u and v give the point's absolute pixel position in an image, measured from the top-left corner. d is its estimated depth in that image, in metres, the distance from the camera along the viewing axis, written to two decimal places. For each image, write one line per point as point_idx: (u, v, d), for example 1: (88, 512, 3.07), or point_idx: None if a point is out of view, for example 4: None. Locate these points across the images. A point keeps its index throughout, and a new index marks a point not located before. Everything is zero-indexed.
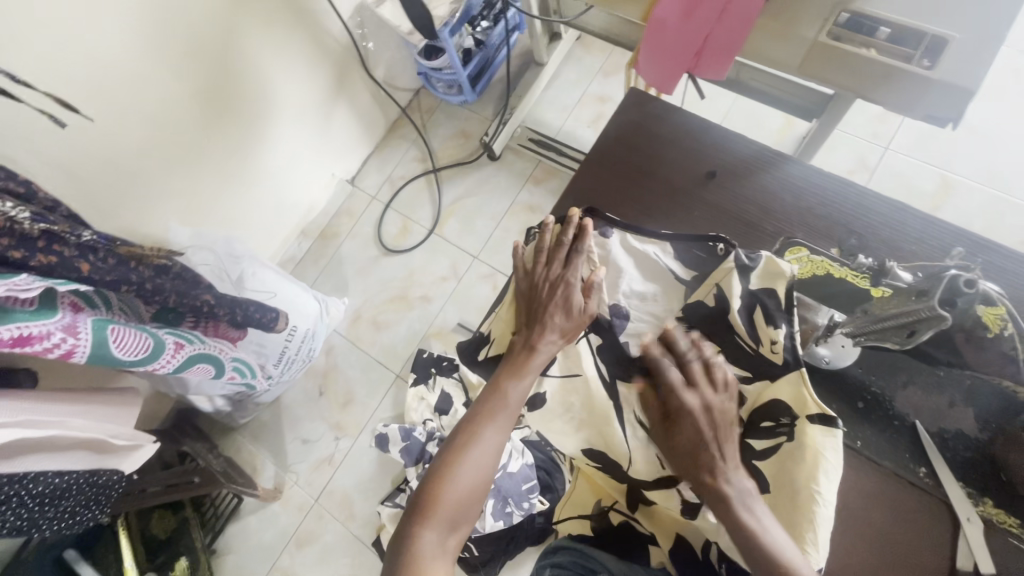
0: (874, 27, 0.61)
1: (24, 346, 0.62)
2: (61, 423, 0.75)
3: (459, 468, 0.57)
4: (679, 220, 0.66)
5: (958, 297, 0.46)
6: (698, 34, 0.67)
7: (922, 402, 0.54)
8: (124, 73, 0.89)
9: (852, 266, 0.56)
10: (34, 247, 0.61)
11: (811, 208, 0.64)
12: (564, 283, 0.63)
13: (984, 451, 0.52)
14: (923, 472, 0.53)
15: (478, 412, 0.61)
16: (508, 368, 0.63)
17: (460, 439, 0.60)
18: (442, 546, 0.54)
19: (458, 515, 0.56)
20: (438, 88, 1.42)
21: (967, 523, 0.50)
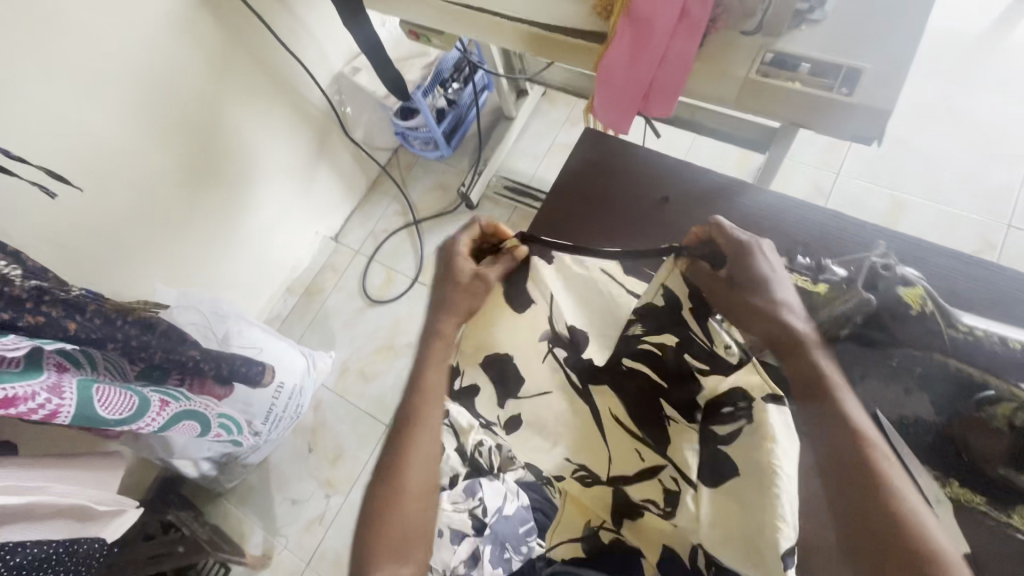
0: (796, 63, 0.69)
1: (8, 407, 0.62)
2: (42, 488, 0.76)
3: (406, 464, 0.59)
4: (640, 241, 0.71)
5: (878, 281, 0.55)
6: (645, 79, 0.74)
7: (880, 391, 0.53)
8: (112, 148, 0.95)
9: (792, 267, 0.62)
10: (23, 308, 0.63)
11: (757, 222, 0.69)
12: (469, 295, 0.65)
13: (946, 433, 0.50)
14: None
15: (412, 407, 0.62)
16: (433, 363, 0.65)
17: (399, 438, 0.61)
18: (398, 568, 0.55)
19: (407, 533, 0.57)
20: (415, 145, 1.50)
21: (938, 505, 0.50)
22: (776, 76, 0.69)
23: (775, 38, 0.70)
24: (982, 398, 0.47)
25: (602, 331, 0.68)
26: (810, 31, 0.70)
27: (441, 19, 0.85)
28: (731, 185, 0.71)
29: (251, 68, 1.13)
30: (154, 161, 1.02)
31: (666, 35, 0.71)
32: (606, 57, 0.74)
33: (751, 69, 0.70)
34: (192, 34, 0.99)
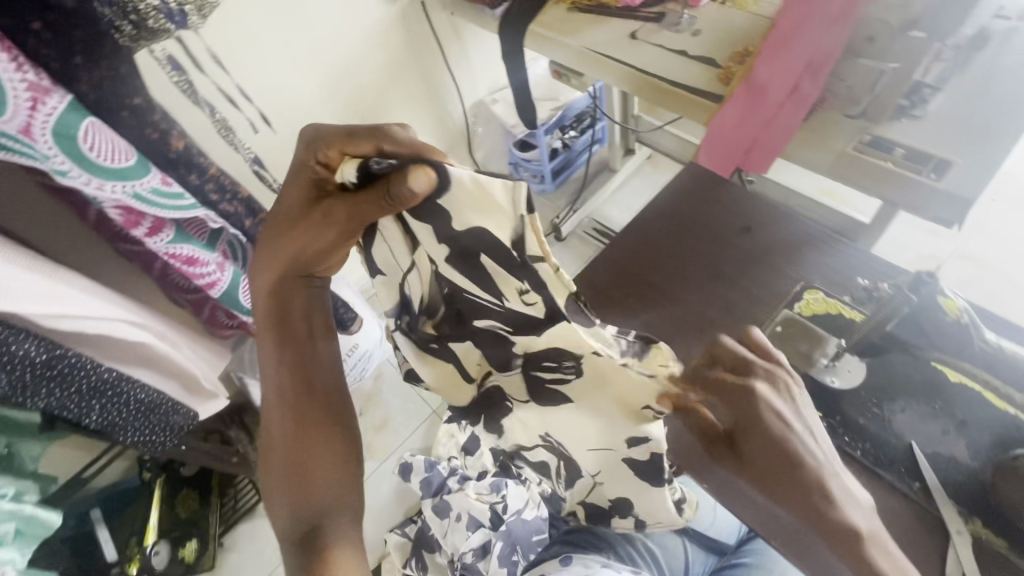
0: (891, 147, 0.77)
1: (190, 266, 0.80)
2: (174, 348, 0.92)
3: (311, 450, 0.54)
4: (707, 264, 0.72)
5: (923, 285, 0.57)
6: (748, 138, 0.85)
7: (919, 425, 0.55)
8: (303, 110, 1.17)
9: (856, 308, 0.63)
10: (225, 195, 0.79)
11: (805, 251, 0.70)
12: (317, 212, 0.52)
13: (978, 477, 0.52)
14: (916, 485, 0.54)
15: (284, 386, 0.56)
16: (279, 286, 0.57)
17: (284, 426, 0.55)
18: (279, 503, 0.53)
19: (275, 465, 0.54)
20: (523, 176, 1.68)
21: (957, 535, 0.51)
22: (870, 154, 0.78)
23: (876, 124, 0.80)
24: None
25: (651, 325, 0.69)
26: (912, 122, 0.78)
27: (587, 61, 1.01)
28: (810, 229, 0.72)
29: (416, 79, 1.36)
30: None
31: (777, 102, 0.82)
32: (720, 113, 0.85)
33: (848, 145, 0.79)
34: (385, 38, 1.23)
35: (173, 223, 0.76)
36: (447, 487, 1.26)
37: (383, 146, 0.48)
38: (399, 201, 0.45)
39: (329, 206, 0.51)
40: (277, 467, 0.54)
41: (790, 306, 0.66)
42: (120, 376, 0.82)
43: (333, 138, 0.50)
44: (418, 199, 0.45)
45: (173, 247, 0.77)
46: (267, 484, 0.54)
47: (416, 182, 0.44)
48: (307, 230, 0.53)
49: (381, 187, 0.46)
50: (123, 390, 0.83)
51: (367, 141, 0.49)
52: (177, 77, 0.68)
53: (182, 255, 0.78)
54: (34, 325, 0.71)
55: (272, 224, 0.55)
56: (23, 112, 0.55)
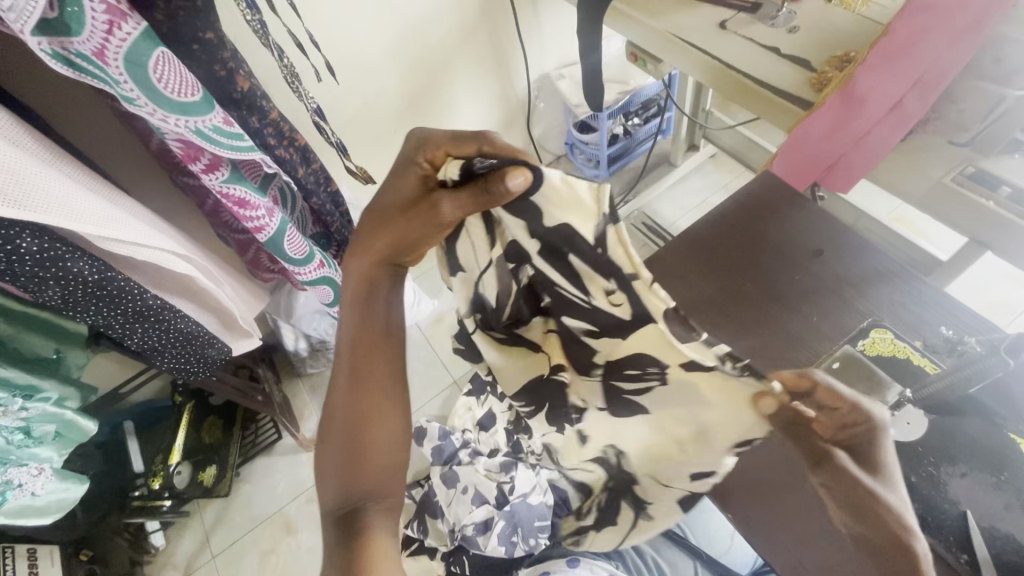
0: (997, 184, 0.72)
1: (240, 208, 0.80)
2: (218, 285, 0.94)
3: (366, 444, 0.56)
4: (770, 285, 0.67)
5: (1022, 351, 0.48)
6: (836, 152, 0.81)
7: (978, 494, 0.51)
8: (369, 63, 1.15)
9: (931, 358, 0.58)
10: (281, 141, 0.81)
11: (878, 287, 0.65)
12: (420, 207, 0.52)
13: None
14: (963, 558, 0.49)
15: (350, 379, 0.58)
16: (369, 288, 0.60)
17: (346, 414, 0.57)
18: (331, 465, 0.56)
19: (336, 423, 0.57)
20: (578, 158, 1.64)
21: None
22: (971, 189, 0.73)
23: (983, 156, 0.73)
24: None
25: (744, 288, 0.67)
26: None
27: (667, 47, 0.95)
28: (888, 263, 0.66)
29: (484, 45, 1.32)
30: (389, 89, 1.22)
31: (872, 120, 0.76)
32: (806, 122, 0.78)
33: (947, 174, 0.75)
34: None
35: (229, 161, 0.76)
36: (457, 458, 1.27)
37: (485, 149, 0.48)
38: (497, 195, 0.45)
39: (429, 200, 0.51)
40: (331, 446, 0.57)
41: (853, 343, 0.61)
42: (165, 304, 0.84)
43: (438, 138, 0.51)
44: (513, 197, 0.45)
45: (226, 187, 0.77)
46: (323, 442, 0.58)
47: (513, 180, 0.43)
48: (407, 222, 0.54)
49: (476, 184, 0.47)
50: (166, 318, 0.85)
51: (471, 143, 0.49)
52: (250, 16, 0.66)
53: (234, 196, 0.78)
54: (88, 244, 0.73)
55: (374, 204, 0.57)
56: (98, 35, 0.54)
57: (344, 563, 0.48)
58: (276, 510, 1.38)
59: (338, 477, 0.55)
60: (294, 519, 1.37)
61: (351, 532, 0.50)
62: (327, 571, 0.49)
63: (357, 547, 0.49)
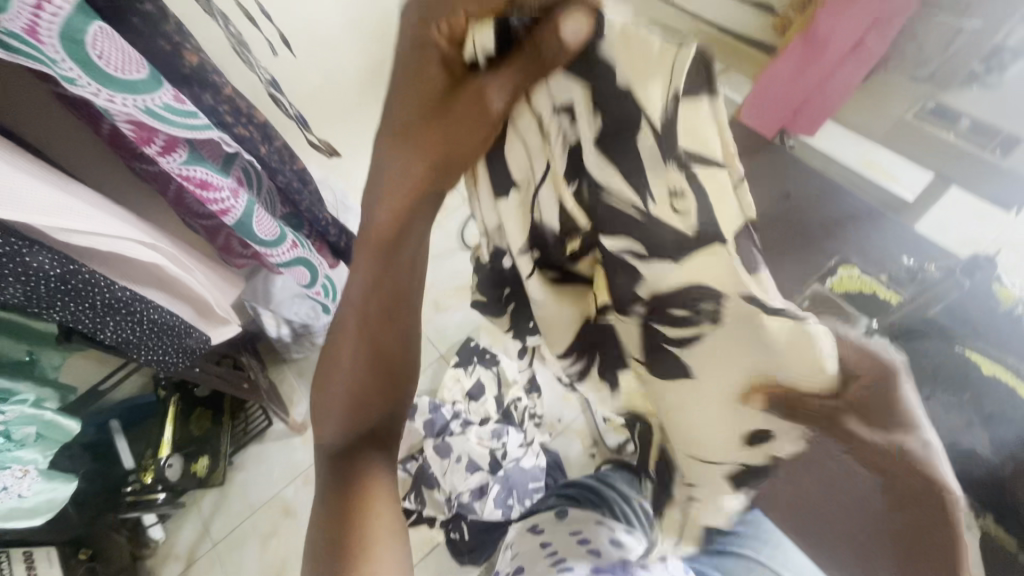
0: (957, 117, 0.74)
1: (203, 190, 0.78)
2: (190, 273, 0.93)
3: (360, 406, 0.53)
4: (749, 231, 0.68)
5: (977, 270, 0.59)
6: (804, 94, 0.83)
7: None
8: (326, 34, 1.11)
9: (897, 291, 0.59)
10: (240, 119, 0.77)
11: (849, 227, 0.67)
12: (454, 112, 0.38)
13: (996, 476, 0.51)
14: None
15: (356, 328, 0.50)
16: (401, 227, 0.45)
17: (350, 361, 0.51)
18: (332, 409, 0.52)
19: (337, 371, 0.52)
20: None
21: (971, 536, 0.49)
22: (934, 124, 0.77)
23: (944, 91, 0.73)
24: None
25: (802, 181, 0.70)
26: None
27: None
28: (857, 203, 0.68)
29: None
30: (351, 61, 1.18)
31: (836, 60, 0.80)
32: (774, 66, 0.79)
33: (910, 110, 0.80)
34: None
35: (186, 141, 0.73)
36: (449, 429, 1.28)
37: None
38: (551, 55, 0.33)
39: (472, 96, 0.37)
40: (333, 392, 0.52)
41: (822, 282, 0.61)
42: (136, 296, 0.83)
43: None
44: (575, 57, 0.32)
45: (185, 169, 0.75)
46: (323, 380, 0.53)
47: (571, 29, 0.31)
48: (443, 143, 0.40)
49: (526, 55, 0.34)
50: (138, 310, 0.84)
51: None
52: None
53: (195, 178, 0.76)
54: (47, 239, 0.71)
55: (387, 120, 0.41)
56: (26, 12, 0.51)
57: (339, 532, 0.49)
58: (273, 494, 1.39)
59: (340, 423, 0.53)
60: (292, 502, 1.38)
61: (346, 495, 0.51)
62: (322, 513, 0.50)
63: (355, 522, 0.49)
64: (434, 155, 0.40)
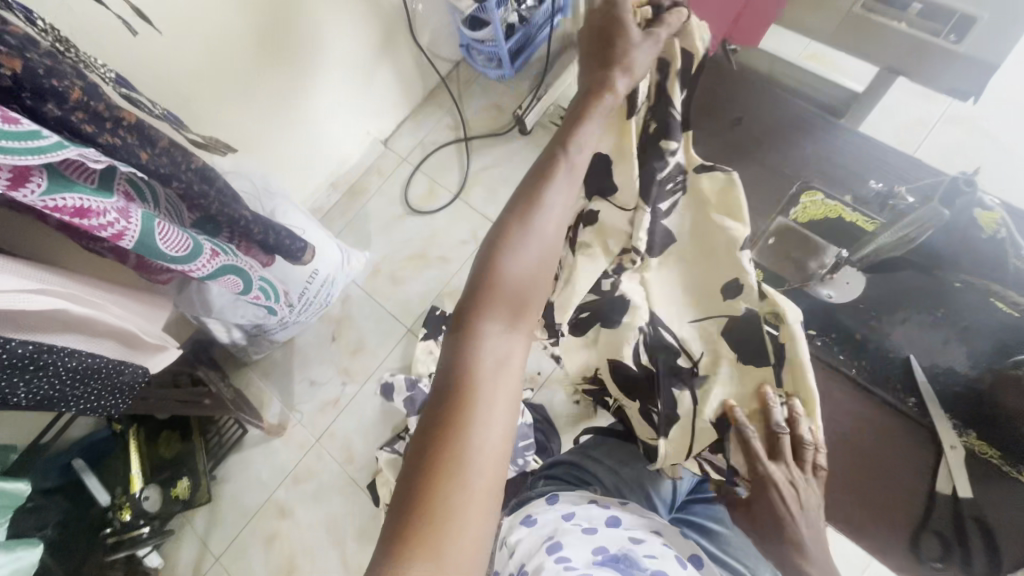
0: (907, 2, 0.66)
1: (83, 219, 0.66)
2: (102, 307, 0.83)
3: (482, 343, 0.49)
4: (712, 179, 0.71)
5: (959, 197, 0.54)
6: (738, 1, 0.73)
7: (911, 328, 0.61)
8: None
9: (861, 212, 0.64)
10: (103, 126, 0.65)
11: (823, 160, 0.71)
12: None
13: (976, 388, 0.72)
14: (913, 403, 0.77)
15: (494, 259, 0.52)
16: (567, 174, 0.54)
17: (507, 289, 0.51)
18: (488, 339, 0.49)
19: (507, 302, 0.51)
20: (478, 60, 1.48)
21: (953, 449, 0.73)
22: (882, 13, 0.67)
23: None
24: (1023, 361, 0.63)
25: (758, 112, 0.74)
26: None
27: None
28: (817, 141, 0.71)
29: None
30: (231, 25, 1.02)
31: None
32: None
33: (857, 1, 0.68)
34: None
35: (41, 166, 0.61)
36: None
37: None
38: None
39: None
40: (483, 315, 0.50)
41: (788, 213, 0.67)
42: (41, 348, 0.72)
43: None
44: None
45: (51, 199, 0.62)
46: (477, 306, 0.51)
47: None
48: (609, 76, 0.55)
49: None
50: (49, 362, 0.74)
51: None
52: None
53: (69, 207, 0.64)
54: None
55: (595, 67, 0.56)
56: None
57: (417, 494, 0.42)
58: (266, 498, 1.36)
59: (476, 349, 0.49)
60: (286, 503, 1.36)
61: (436, 434, 0.44)
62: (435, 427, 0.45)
63: (454, 468, 0.43)
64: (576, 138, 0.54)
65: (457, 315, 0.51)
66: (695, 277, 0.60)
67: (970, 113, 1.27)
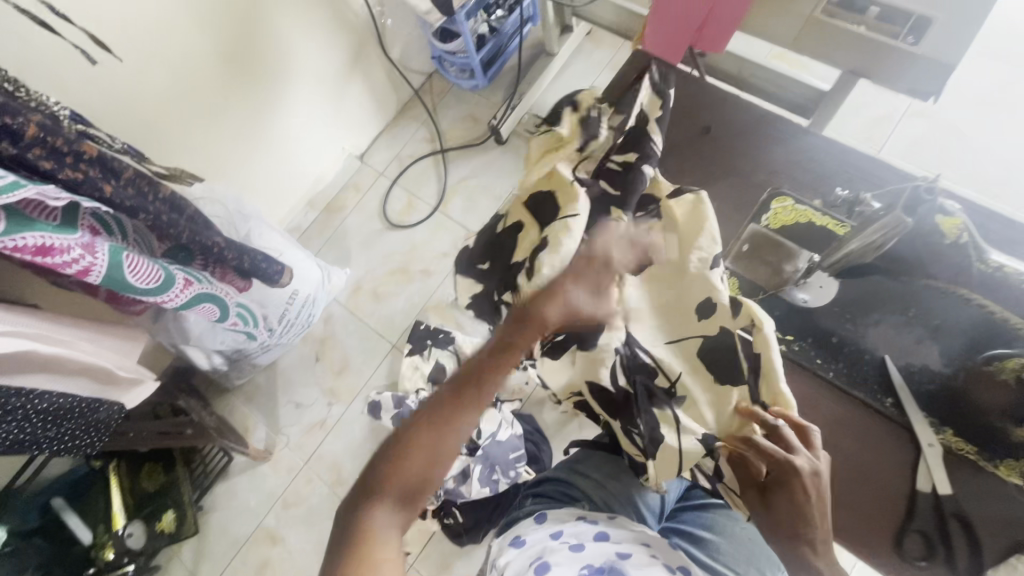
0: (865, 5, 0.67)
1: (46, 256, 0.65)
2: (71, 343, 0.80)
3: (376, 512, 0.49)
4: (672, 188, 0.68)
5: (920, 205, 0.52)
6: (701, 11, 0.74)
7: (892, 338, 0.59)
8: (154, 23, 0.93)
9: (832, 215, 0.62)
10: (63, 161, 0.63)
11: (796, 162, 0.67)
12: None
13: (948, 384, 0.57)
14: (889, 402, 0.58)
15: (415, 430, 0.53)
16: (505, 361, 0.55)
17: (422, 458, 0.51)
18: (392, 513, 0.49)
19: (421, 479, 0.51)
20: (450, 72, 1.48)
21: (929, 448, 0.56)
22: (842, 17, 0.68)
23: None
24: (998, 335, 0.54)
25: (720, 111, 0.70)
26: None
27: None
28: (785, 141, 0.67)
29: None
30: (193, 49, 1.00)
31: None
32: None
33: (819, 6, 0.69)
34: None
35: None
36: None
37: None
38: None
39: None
40: (390, 482, 0.50)
41: (758, 219, 0.65)
42: (8, 392, 0.70)
43: None
44: None
45: (11, 239, 0.61)
46: (386, 465, 0.51)
47: None
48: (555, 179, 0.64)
49: None
50: (17, 405, 0.72)
51: None
52: None
53: (30, 246, 0.63)
54: None
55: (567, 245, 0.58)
56: None
57: None
58: (256, 526, 1.33)
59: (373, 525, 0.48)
60: (277, 529, 1.33)
61: None
62: None
63: None
64: (520, 318, 0.56)
65: (365, 472, 0.52)
66: (673, 289, 0.61)
67: (933, 105, 1.31)
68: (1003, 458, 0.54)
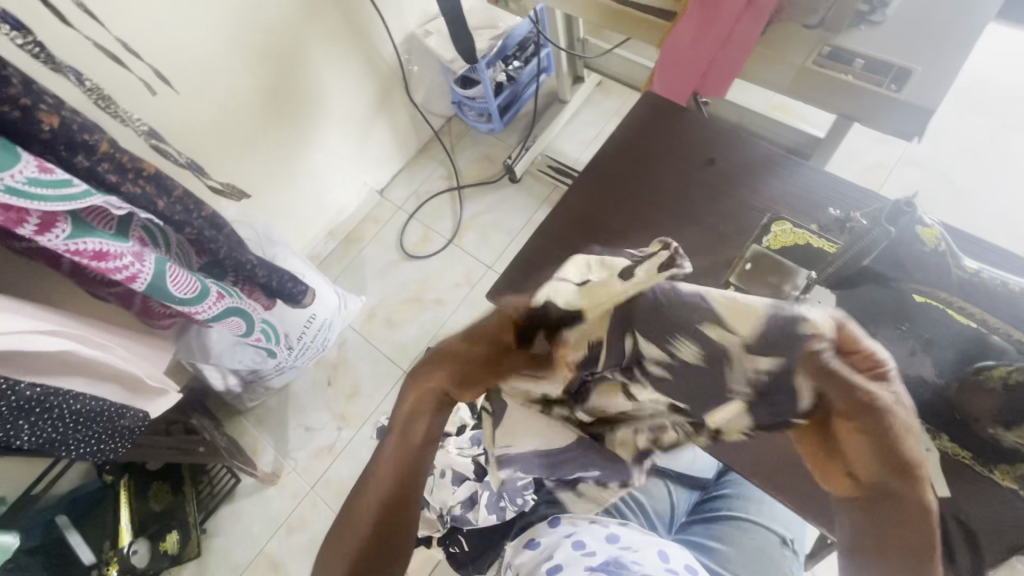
0: (851, 58, 0.75)
1: (101, 261, 0.70)
2: (108, 349, 0.85)
3: None
4: (679, 214, 0.74)
5: (901, 217, 0.60)
6: (704, 60, 0.82)
7: None
8: (207, 62, 1.03)
9: (826, 238, 0.67)
10: (126, 175, 0.70)
11: (793, 191, 0.73)
12: None
13: None
14: None
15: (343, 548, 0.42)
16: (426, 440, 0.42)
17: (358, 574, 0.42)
18: None
19: None
20: (469, 116, 1.58)
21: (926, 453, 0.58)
22: (831, 67, 0.76)
23: (836, 33, 0.77)
24: None
25: (722, 147, 0.77)
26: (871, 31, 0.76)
27: None
28: (783, 174, 0.74)
29: (336, 15, 1.20)
30: (238, 85, 1.10)
31: (731, 22, 0.76)
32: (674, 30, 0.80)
33: (808, 59, 0.77)
34: None
35: (67, 214, 0.66)
36: None
37: None
38: None
39: None
40: None
41: (760, 241, 0.69)
42: (48, 390, 0.74)
43: None
44: None
45: (73, 243, 0.67)
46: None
47: None
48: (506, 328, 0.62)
49: None
50: (54, 404, 0.75)
51: None
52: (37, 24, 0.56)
53: (88, 250, 0.68)
54: None
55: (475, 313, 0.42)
56: None
57: None
58: (257, 552, 1.32)
59: None
60: (278, 556, 1.31)
61: None
62: None
63: None
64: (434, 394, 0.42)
65: None
66: None
67: (924, 155, 1.39)
68: (996, 463, 0.56)
